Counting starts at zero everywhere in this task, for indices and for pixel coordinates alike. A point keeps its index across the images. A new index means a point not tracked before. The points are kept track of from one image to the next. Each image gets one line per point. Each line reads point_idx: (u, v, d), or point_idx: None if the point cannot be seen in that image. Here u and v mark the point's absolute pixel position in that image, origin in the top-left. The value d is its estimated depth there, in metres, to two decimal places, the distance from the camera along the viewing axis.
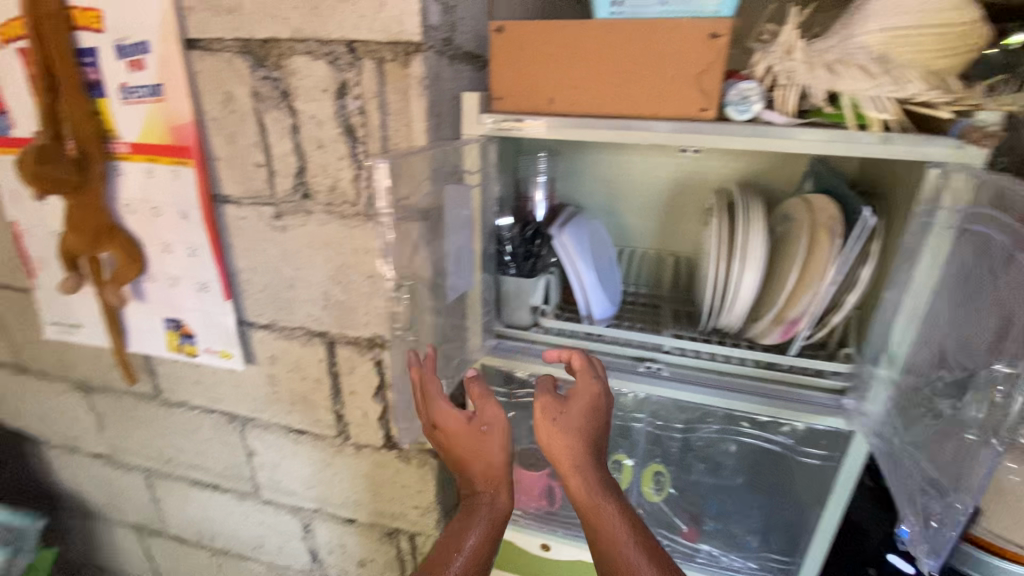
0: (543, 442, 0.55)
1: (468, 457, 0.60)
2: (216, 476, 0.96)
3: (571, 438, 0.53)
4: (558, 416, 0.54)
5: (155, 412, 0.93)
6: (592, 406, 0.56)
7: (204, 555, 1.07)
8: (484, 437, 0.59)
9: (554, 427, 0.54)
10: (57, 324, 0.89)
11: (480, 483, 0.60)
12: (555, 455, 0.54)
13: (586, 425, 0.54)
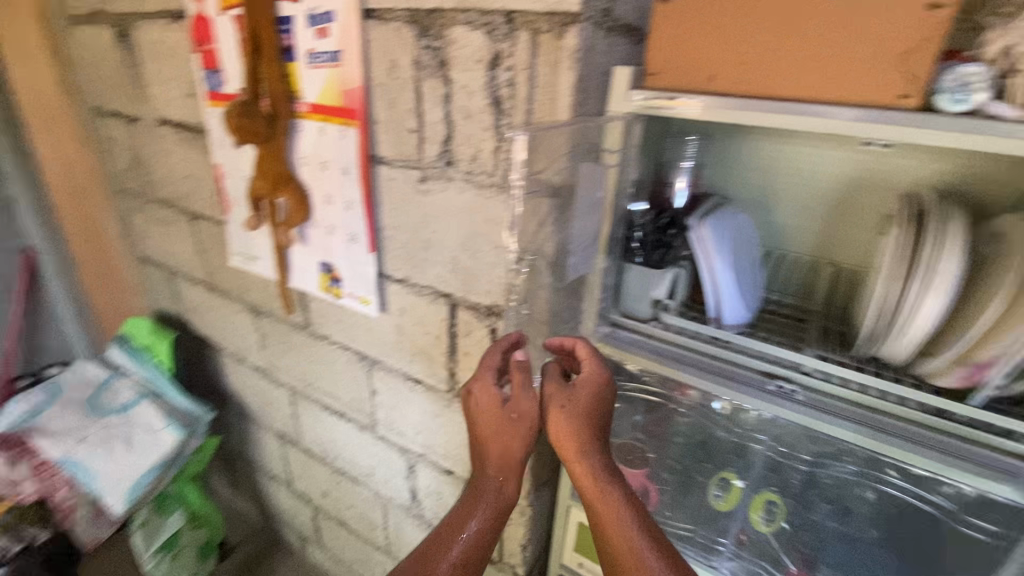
0: (550, 426, 0.61)
1: (491, 441, 0.64)
2: (344, 405, 1.08)
3: (576, 426, 0.60)
4: (564, 405, 0.61)
5: (303, 341, 1.08)
6: (596, 395, 0.61)
7: (327, 471, 1.22)
8: (508, 424, 0.63)
9: (562, 414, 0.60)
10: (241, 254, 1.06)
11: (495, 465, 0.64)
12: (560, 441, 0.61)
13: (590, 412, 0.60)
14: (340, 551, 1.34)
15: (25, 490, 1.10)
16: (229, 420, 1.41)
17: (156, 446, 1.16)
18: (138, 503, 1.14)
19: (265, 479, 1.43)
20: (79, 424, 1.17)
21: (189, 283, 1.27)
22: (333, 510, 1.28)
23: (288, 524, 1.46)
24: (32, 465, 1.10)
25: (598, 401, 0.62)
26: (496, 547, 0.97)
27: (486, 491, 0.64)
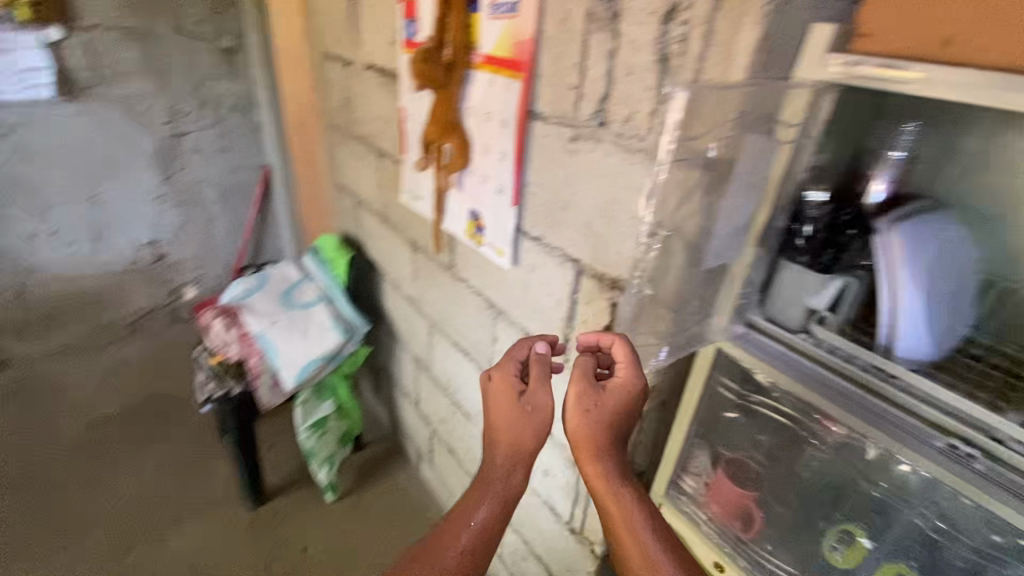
0: (571, 425, 0.65)
1: (510, 432, 0.67)
2: (468, 345, 1.16)
3: (598, 429, 0.64)
4: (589, 409, 0.64)
5: (445, 280, 1.17)
6: (626, 400, 0.65)
7: (446, 401, 1.34)
8: (527, 417, 0.67)
9: (587, 415, 0.64)
10: (409, 193, 1.17)
11: (508, 456, 0.67)
12: (578, 441, 0.65)
13: (611, 417, 0.65)
14: (446, 475, 1.48)
15: (233, 351, 1.39)
16: (380, 337, 1.62)
17: (322, 341, 1.40)
18: (304, 383, 1.39)
19: (398, 395, 1.63)
20: (274, 311, 1.45)
21: (368, 211, 1.46)
22: (446, 438, 1.41)
23: (410, 439, 1.65)
24: (240, 334, 1.40)
25: (625, 406, 0.65)
26: (578, 516, 0.98)
27: (495, 481, 0.66)
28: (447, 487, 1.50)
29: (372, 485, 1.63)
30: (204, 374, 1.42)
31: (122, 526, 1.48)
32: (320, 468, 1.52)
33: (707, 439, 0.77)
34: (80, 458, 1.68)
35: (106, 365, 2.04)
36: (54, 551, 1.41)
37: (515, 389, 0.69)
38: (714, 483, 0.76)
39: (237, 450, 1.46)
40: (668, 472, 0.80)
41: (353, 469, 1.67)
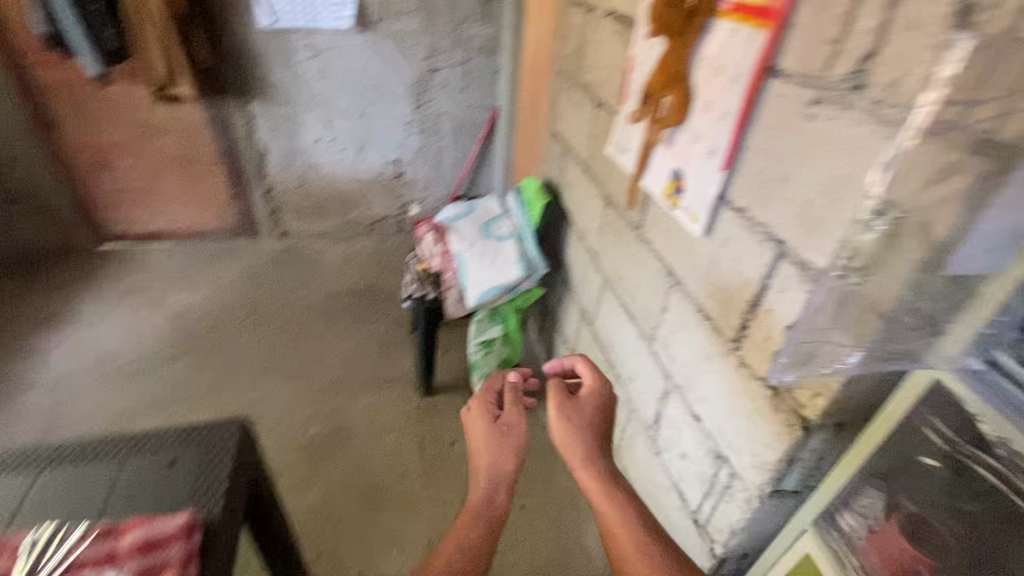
0: (558, 434, 0.81)
1: (492, 459, 0.79)
2: (636, 309, 1.15)
3: (580, 434, 0.80)
4: (570, 414, 0.82)
5: (630, 238, 1.16)
6: (597, 408, 0.84)
7: (602, 358, 1.37)
8: (510, 443, 0.82)
9: (569, 421, 0.81)
10: (616, 144, 1.17)
11: (489, 479, 0.78)
12: (567, 450, 0.80)
13: (590, 426, 0.82)
14: None
15: (434, 262, 1.63)
16: (555, 282, 1.70)
17: (506, 273, 1.53)
18: (482, 305, 1.56)
19: (559, 341, 1.71)
20: (473, 237, 1.63)
21: (573, 160, 1.50)
22: None
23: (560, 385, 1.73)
24: (443, 250, 1.63)
25: (599, 410, 0.85)
26: (708, 508, 0.95)
27: (485, 502, 0.75)
28: None
29: None
30: (410, 276, 1.69)
31: (327, 379, 1.86)
32: (479, 380, 1.72)
33: (888, 486, 0.63)
34: (314, 315, 2.15)
35: (348, 251, 2.56)
36: (288, 376, 1.86)
37: (492, 417, 0.86)
38: (880, 530, 0.63)
39: (421, 344, 1.70)
40: (826, 501, 0.70)
41: None
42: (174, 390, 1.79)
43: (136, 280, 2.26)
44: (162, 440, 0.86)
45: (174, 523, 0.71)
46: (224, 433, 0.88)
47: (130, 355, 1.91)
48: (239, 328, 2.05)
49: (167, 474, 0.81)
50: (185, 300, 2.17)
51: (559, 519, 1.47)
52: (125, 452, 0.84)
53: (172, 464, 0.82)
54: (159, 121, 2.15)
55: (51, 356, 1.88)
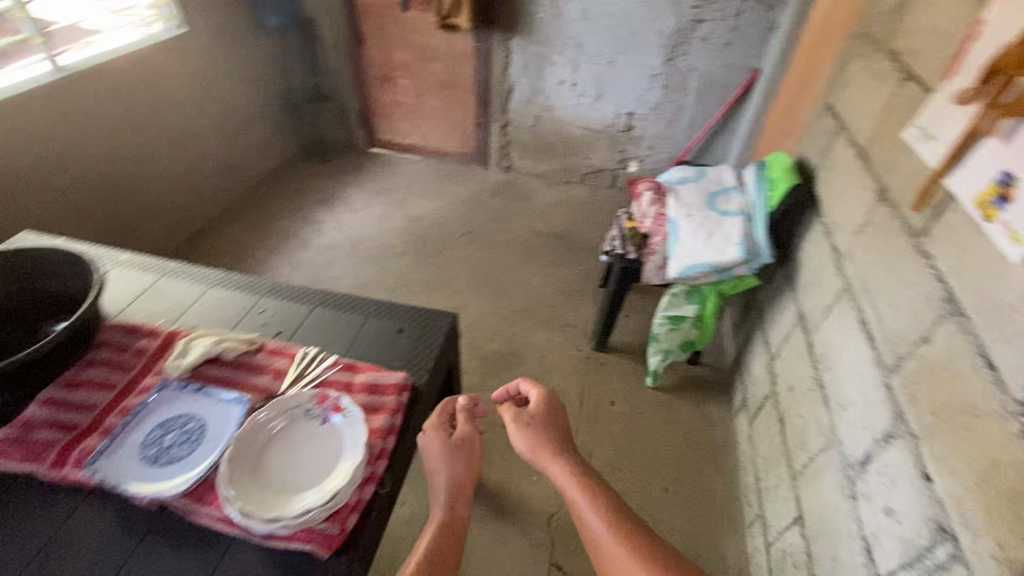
0: (523, 439, 0.88)
1: (451, 461, 0.80)
2: (879, 331, 0.97)
3: (541, 437, 0.88)
4: (526, 420, 0.90)
5: (900, 247, 0.96)
6: (551, 415, 0.91)
7: (810, 373, 1.20)
8: (467, 451, 0.82)
9: (528, 425, 0.89)
10: (920, 129, 0.95)
11: (448, 482, 0.78)
12: (534, 447, 0.87)
13: (549, 429, 0.89)
14: (759, 439, 1.40)
15: (645, 223, 1.58)
16: (773, 276, 1.52)
17: (720, 252, 1.41)
18: (683, 278, 1.47)
19: (758, 341, 1.55)
20: (695, 206, 1.52)
21: (844, 142, 1.27)
22: (784, 405, 1.30)
23: (745, 385, 1.59)
24: (658, 213, 1.56)
25: (552, 416, 0.91)
26: None
27: (447, 508, 0.76)
28: (754, 448, 1.43)
29: (688, 399, 1.68)
30: (617, 231, 1.67)
31: (516, 307, 2.01)
32: (655, 352, 1.65)
33: None
34: (517, 247, 2.30)
35: (560, 195, 2.64)
36: (484, 294, 2.06)
37: (444, 431, 0.83)
38: None
39: (608, 300, 1.70)
40: None
41: (678, 375, 1.75)
42: (398, 279, 2.13)
43: (389, 182, 2.68)
44: (396, 312, 1.04)
45: (392, 380, 0.86)
46: (439, 322, 1.02)
47: (373, 242, 2.31)
48: (455, 242, 2.32)
49: (394, 340, 0.98)
50: (420, 208, 2.52)
51: (704, 521, 1.39)
52: (371, 312, 1.04)
53: (399, 333, 0.99)
54: (437, 46, 2.44)
55: (323, 228, 2.38)
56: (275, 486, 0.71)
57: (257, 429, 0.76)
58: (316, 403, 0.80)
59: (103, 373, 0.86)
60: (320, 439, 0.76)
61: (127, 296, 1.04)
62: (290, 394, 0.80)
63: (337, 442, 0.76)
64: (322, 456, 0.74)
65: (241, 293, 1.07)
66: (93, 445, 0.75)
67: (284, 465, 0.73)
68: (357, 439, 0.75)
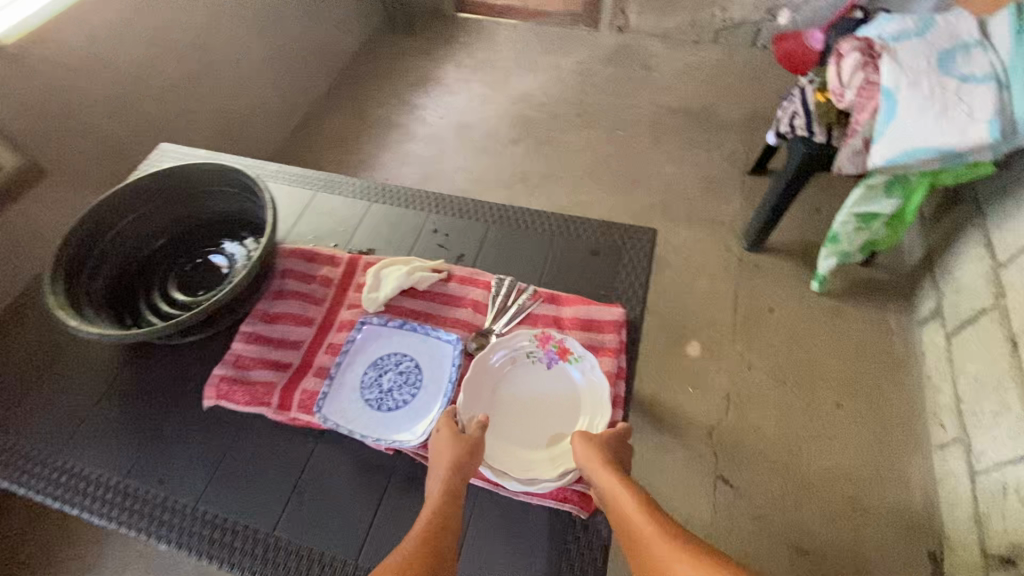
0: (585, 463, 0.62)
1: (457, 445, 0.62)
2: None
3: (603, 459, 0.61)
4: (593, 441, 0.63)
5: None
6: (615, 437, 0.64)
7: None
8: (474, 441, 0.62)
9: (591, 447, 0.62)
10: None
11: (451, 462, 0.60)
12: (595, 467, 0.61)
13: (607, 440, 0.63)
14: (965, 357, 1.22)
15: (846, 97, 1.25)
16: (1011, 161, 1.20)
17: (950, 133, 1.11)
18: (889, 168, 1.20)
19: (971, 242, 1.28)
20: (924, 69, 1.16)
21: None
22: (1018, 323, 1.09)
23: (942, 292, 1.36)
24: (866, 80, 1.22)
25: (616, 438, 0.64)
26: None
27: (441, 490, 0.60)
28: (952, 367, 1.26)
29: (859, 305, 1.49)
30: (800, 105, 1.37)
31: (650, 201, 1.80)
32: (830, 256, 1.45)
33: None
34: (644, 128, 2.00)
35: (688, 58, 2.22)
36: (613, 187, 1.85)
37: (452, 427, 0.64)
38: None
39: (776, 194, 1.46)
40: None
41: (847, 278, 1.54)
42: (514, 171, 1.95)
43: (487, 54, 2.35)
44: (583, 228, 0.90)
45: (609, 316, 0.76)
46: (637, 241, 0.87)
47: (480, 129, 2.10)
48: (572, 125, 2.05)
49: (592, 265, 0.85)
50: (526, 85, 2.22)
51: (883, 439, 1.29)
52: (554, 228, 0.90)
53: (593, 256, 0.86)
54: None
55: (424, 114, 2.17)
56: (516, 439, 0.67)
57: (482, 372, 0.70)
58: (538, 346, 0.71)
59: (294, 305, 0.80)
60: (552, 388, 0.70)
61: (290, 216, 0.96)
62: (505, 335, 0.72)
63: (572, 394, 0.70)
64: (558, 408, 0.69)
65: (406, 210, 0.96)
66: (313, 388, 0.72)
67: (520, 417, 0.68)
68: (597, 391, 0.69)
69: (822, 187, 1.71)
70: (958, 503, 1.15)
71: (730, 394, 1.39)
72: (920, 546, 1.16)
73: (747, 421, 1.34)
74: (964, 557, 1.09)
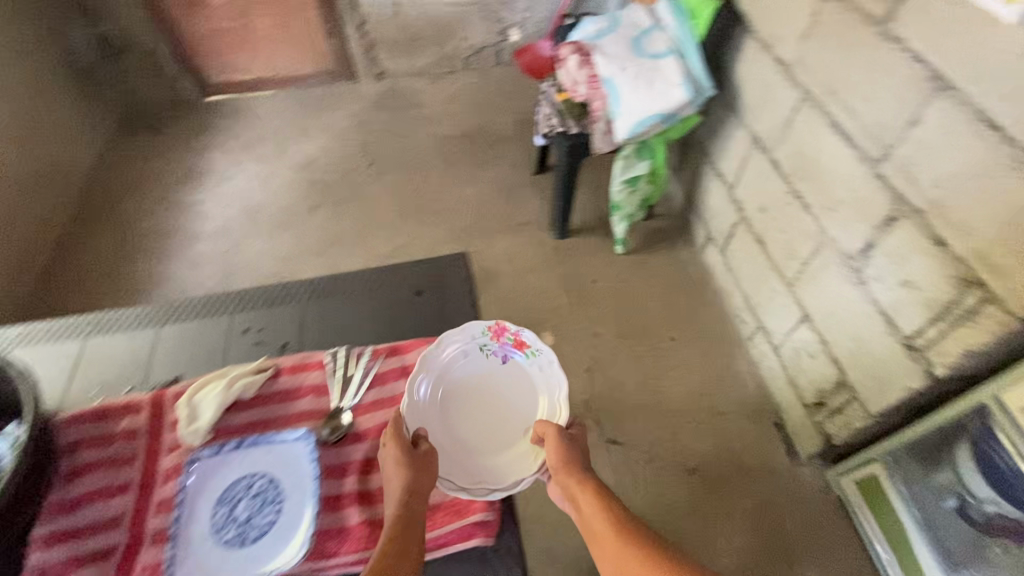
0: (551, 464, 0.68)
1: (414, 467, 0.64)
2: (858, 128, 1.00)
3: (568, 461, 0.68)
4: (560, 448, 0.68)
5: (866, 39, 0.96)
6: (578, 439, 0.71)
7: (781, 189, 1.25)
8: (428, 457, 0.65)
9: (557, 450, 0.68)
10: None
11: (407, 487, 0.62)
12: (557, 472, 0.68)
13: (570, 445, 0.69)
14: (738, 263, 1.50)
15: (580, 92, 1.47)
16: (710, 107, 1.52)
17: (664, 98, 1.36)
18: (632, 138, 1.43)
19: (709, 174, 1.58)
20: (624, 56, 1.41)
21: None
22: (758, 226, 1.37)
23: (705, 220, 1.65)
24: (589, 74, 1.45)
25: (577, 441, 0.71)
26: (930, 332, 0.93)
27: (396, 510, 0.62)
28: (733, 274, 1.54)
29: (656, 251, 1.75)
30: (549, 107, 1.57)
31: (463, 224, 1.88)
32: (620, 221, 1.67)
33: None
34: (434, 161, 2.09)
35: (449, 88, 2.36)
36: (425, 222, 1.90)
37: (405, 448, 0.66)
38: None
39: (562, 184, 1.65)
40: None
41: (640, 232, 1.79)
42: (322, 239, 1.88)
43: (252, 132, 2.22)
44: (399, 272, 0.90)
45: None
46: (453, 267, 0.91)
47: (272, 207, 1.98)
48: (363, 178, 2.05)
49: (419, 307, 0.86)
50: (305, 151, 2.15)
51: (713, 351, 1.53)
52: (369, 284, 0.90)
53: (418, 295, 0.88)
54: None
55: (204, 210, 1.98)
56: (474, 444, 0.70)
57: (429, 367, 0.72)
58: (493, 339, 0.75)
59: (97, 478, 0.67)
60: (509, 386, 0.73)
61: (58, 380, 0.81)
62: (459, 325, 0.75)
63: (526, 385, 0.74)
64: (517, 405, 0.73)
65: (205, 319, 0.87)
66: (155, 560, 0.62)
67: (473, 411, 0.72)
68: (553, 386, 0.73)
69: (595, 166, 1.96)
70: (777, 378, 1.40)
71: (590, 365, 1.51)
72: (767, 422, 1.39)
73: (613, 383, 1.47)
74: (795, 416, 1.34)
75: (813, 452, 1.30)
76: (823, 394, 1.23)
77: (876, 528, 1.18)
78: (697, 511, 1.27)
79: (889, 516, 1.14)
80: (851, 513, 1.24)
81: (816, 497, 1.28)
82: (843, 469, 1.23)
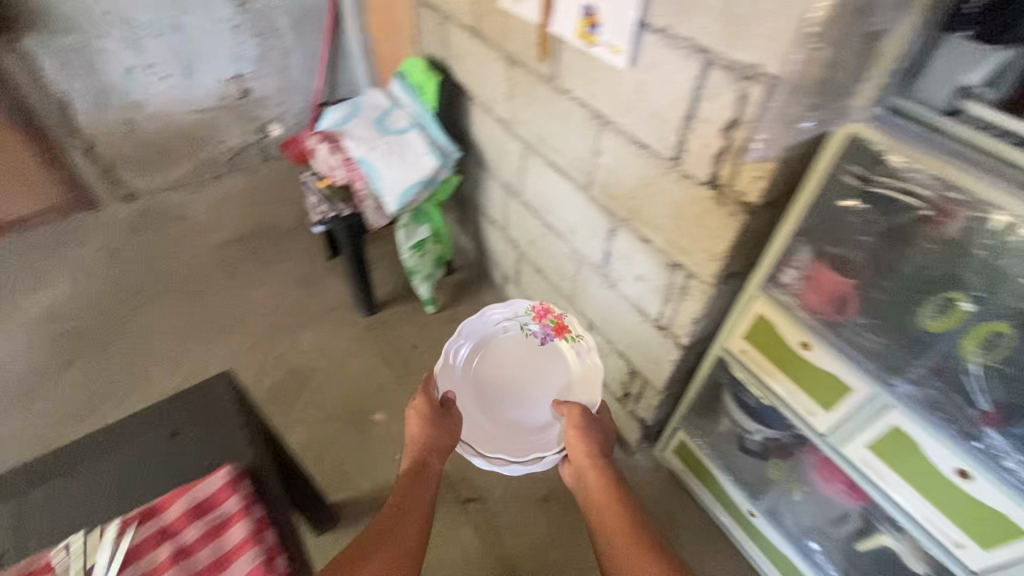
0: (574, 439, 1.00)
1: (437, 421, 1.00)
2: (567, 163, 1.18)
3: (582, 439, 0.99)
4: (581, 429, 1.00)
5: (547, 93, 1.15)
6: (598, 422, 1.03)
7: (537, 223, 1.42)
8: (447, 421, 1.01)
9: (575, 430, 1.00)
10: None
11: (429, 439, 0.98)
12: (576, 444, 0.99)
13: (587, 426, 1.01)
14: (531, 293, 1.64)
15: (339, 175, 1.51)
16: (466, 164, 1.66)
17: (419, 167, 1.46)
18: (403, 208, 1.50)
19: (484, 222, 1.72)
20: (372, 137, 1.50)
21: (459, 28, 1.37)
22: (533, 257, 1.52)
23: (495, 261, 1.78)
24: (343, 158, 1.50)
25: (597, 425, 1.02)
26: (667, 312, 1.11)
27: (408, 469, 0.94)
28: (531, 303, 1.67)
29: (462, 301, 1.82)
30: (314, 195, 1.55)
31: (261, 330, 1.75)
32: (421, 283, 1.70)
33: (812, 237, 0.86)
34: (215, 273, 1.92)
35: (216, 194, 2.21)
36: (217, 341, 1.72)
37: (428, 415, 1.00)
38: (814, 275, 0.87)
39: (353, 265, 1.63)
40: (771, 267, 0.91)
41: (445, 288, 1.85)
42: (88, 395, 1.58)
43: None
44: (147, 423, 0.85)
45: (220, 483, 0.75)
46: (210, 398, 0.88)
47: (9, 378, 1.61)
48: (129, 313, 1.79)
49: (180, 448, 0.83)
50: (44, 301, 1.81)
51: None
52: (111, 449, 0.83)
53: (174, 437, 0.84)
54: None
55: None
56: (521, 396, 1.14)
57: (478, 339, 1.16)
58: (534, 319, 1.15)
59: None
60: (558, 353, 1.14)
61: None
62: (511, 305, 1.17)
63: (560, 356, 1.14)
64: (554, 366, 1.14)
65: None
66: None
67: (522, 369, 1.15)
68: (584, 355, 1.11)
69: (386, 237, 2.00)
70: None
71: None
72: None
73: None
74: (614, 412, 1.48)
75: (638, 439, 1.44)
76: (625, 386, 1.38)
77: (703, 489, 1.33)
78: (561, 535, 1.32)
79: (707, 477, 1.29)
80: (685, 485, 1.38)
81: (651, 475, 1.42)
82: (662, 446, 1.39)
